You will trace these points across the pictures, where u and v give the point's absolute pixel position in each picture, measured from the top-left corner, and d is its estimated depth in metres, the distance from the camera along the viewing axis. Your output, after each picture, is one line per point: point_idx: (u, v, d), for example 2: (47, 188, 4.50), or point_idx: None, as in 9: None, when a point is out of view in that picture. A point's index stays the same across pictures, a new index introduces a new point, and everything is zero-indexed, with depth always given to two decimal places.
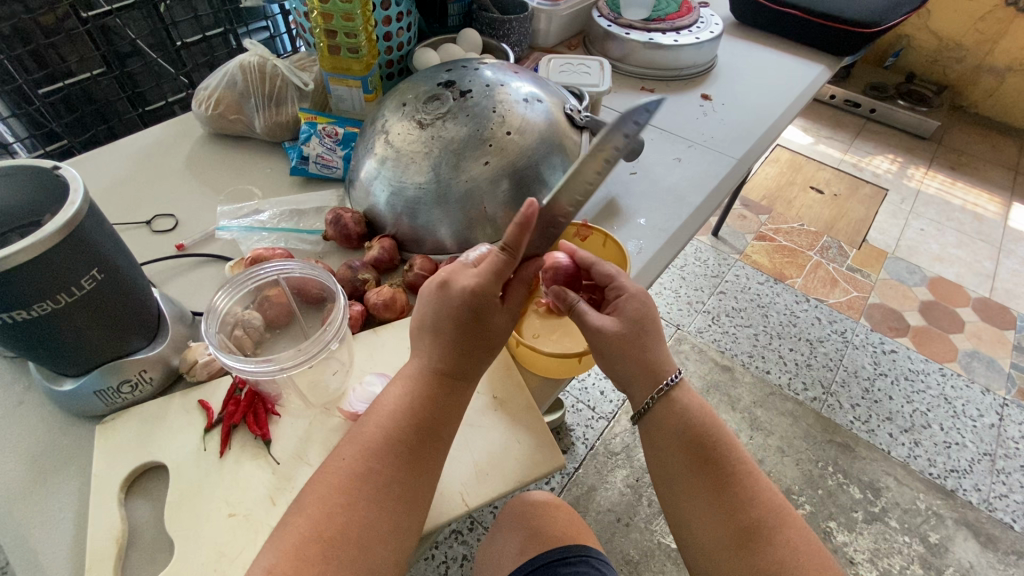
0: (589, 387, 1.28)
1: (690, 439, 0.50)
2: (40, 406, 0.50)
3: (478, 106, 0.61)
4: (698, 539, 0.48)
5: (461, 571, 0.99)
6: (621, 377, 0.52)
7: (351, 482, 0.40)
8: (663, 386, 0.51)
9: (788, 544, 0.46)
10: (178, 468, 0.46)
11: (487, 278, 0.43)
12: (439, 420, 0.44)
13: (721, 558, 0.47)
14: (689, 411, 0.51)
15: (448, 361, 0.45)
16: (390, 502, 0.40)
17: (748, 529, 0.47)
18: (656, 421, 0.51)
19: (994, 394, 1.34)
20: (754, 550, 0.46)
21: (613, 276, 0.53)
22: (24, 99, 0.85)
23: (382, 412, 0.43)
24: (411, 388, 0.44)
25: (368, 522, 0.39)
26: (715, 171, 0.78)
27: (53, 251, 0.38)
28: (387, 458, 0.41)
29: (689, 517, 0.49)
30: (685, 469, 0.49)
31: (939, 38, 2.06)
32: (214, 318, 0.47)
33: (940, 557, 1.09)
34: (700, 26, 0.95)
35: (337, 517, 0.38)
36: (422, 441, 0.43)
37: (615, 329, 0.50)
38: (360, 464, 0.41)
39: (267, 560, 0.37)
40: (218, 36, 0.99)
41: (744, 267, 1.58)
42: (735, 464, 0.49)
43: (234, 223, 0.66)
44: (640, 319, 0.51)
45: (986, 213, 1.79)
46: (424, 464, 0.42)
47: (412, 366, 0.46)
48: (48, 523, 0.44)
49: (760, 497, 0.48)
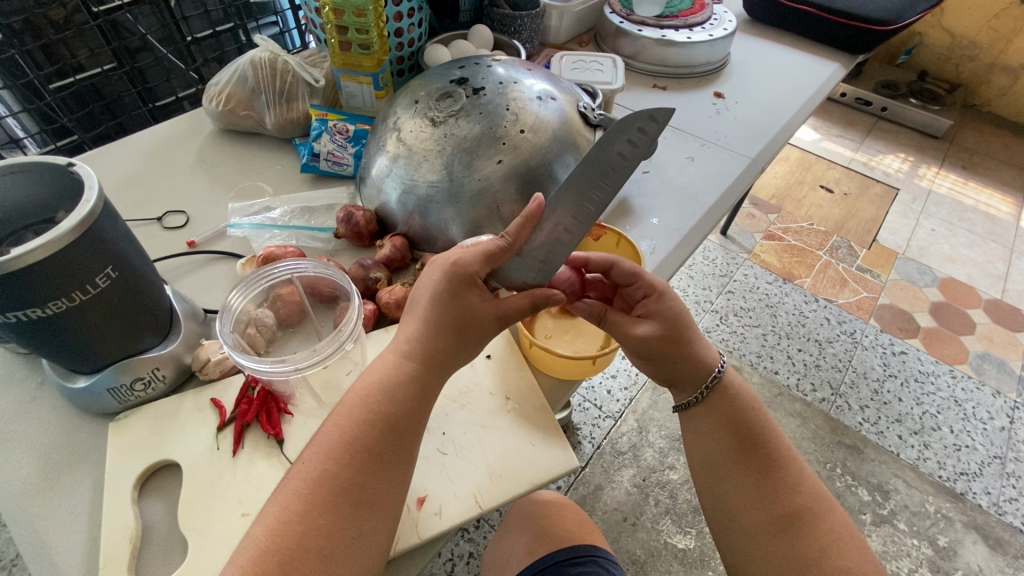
0: (596, 386, 1.28)
1: (737, 425, 0.50)
2: (53, 403, 0.50)
3: (491, 104, 0.60)
4: (739, 527, 0.48)
5: (468, 568, 1.00)
6: (670, 373, 0.51)
7: (309, 489, 0.38)
8: (713, 375, 0.51)
9: (831, 533, 0.46)
10: (191, 467, 0.46)
11: (477, 262, 0.45)
12: (402, 423, 0.42)
13: (763, 546, 0.47)
14: (738, 399, 0.51)
15: (413, 364, 0.43)
16: (350, 509, 0.39)
17: (791, 517, 0.47)
18: (706, 410, 0.51)
19: (1004, 396, 1.33)
20: (798, 539, 0.46)
21: (636, 273, 0.52)
22: (35, 94, 0.85)
23: (341, 414, 0.42)
24: (374, 390, 0.42)
25: (327, 532, 0.37)
26: (728, 170, 0.77)
27: (68, 250, 0.38)
28: (347, 463, 0.39)
29: (732, 503, 0.49)
30: (731, 456, 0.49)
31: (952, 35, 2.03)
32: (228, 318, 0.47)
33: (949, 560, 1.08)
34: (713, 23, 0.94)
35: (294, 526, 0.37)
36: (383, 446, 0.41)
37: (656, 331, 0.49)
38: (319, 470, 0.39)
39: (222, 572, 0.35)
40: (228, 31, 0.98)
41: (753, 266, 1.57)
42: (781, 454, 0.49)
43: (245, 220, 0.66)
44: (677, 314, 0.50)
45: (998, 214, 1.77)
46: (385, 471, 0.41)
47: (373, 367, 0.44)
48: (61, 520, 0.44)
49: (805, 487, 0.49)
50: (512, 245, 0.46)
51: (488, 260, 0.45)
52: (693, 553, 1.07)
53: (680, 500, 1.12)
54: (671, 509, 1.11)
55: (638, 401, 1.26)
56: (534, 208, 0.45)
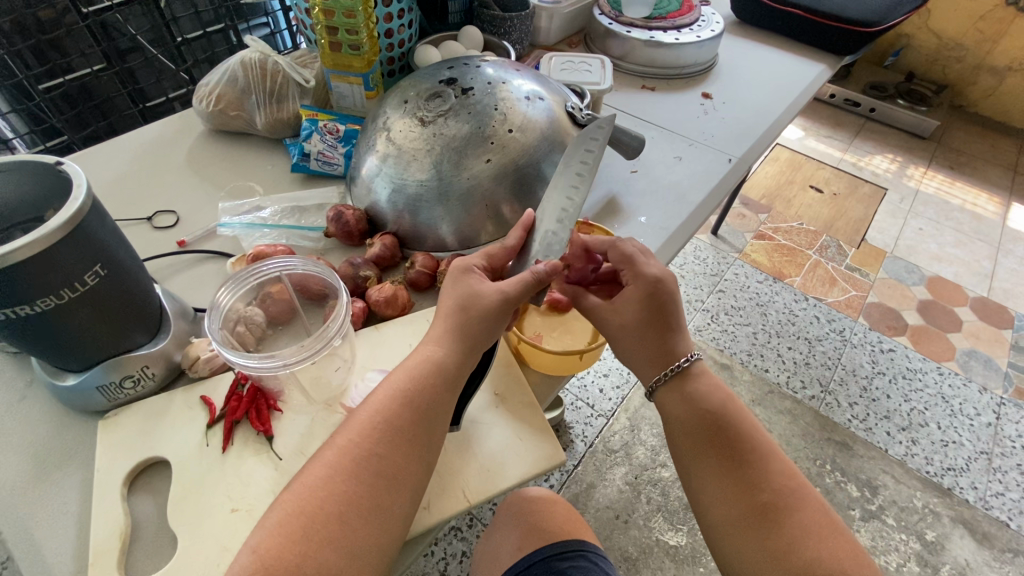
0: (588, 384, 1.29)
1: (705, 416, 0.50)
2: (41, 402, 0.50)
3: (479, 103, 0.61)
4: (712, 519, 0.48)
5: (461, 567, 1.00)
6: (635, 360, 0.54)
7: (337, 456, 0.41)
8: (674, 365, 0.52)
9: (802, 524, 0.45)
10: (181, 464, 0.46)
11: (477, 258, 0.52)
12: (428, 399, 0.44)
13: (733, 538, 0.46)
14: (703, 388, 0.51)
15: (444, 347, 0.46)
16: (375, 478, 0.41)
17: (762, 509, 0.46)
18: (670, 399, 0.52)
19: (991, 392, 1.35)
20: (768, 529, 0.45)
21: (626, 259, 0.54)
22: (25, 94, 0.85)
23: (375, 396, 0.44)
24: (405, 369, 0.45)
25: (352, 494, 0.40)
26: (716, 169, 0.78)
27: (55, 247, 0.38)
28: (371, 434, 0.42)
29: (703, 496, 0.49)
30: (700, 447, 0.49)
31: (939, 37, 2.05)
32: (217, 315, 0.47)
33: (937, 555, 1.09)
34: (701, 25, 0.95)
35: (320, 490, 0.39)
36: (408, 420, 0.43)
37: (618, 320, 0.53)
38: (347, 440, 0.42)
39: (252, 534, 0.38)
40: (219, 32, 0.98)
41: (743, 266, 1.59)
42: (749, 444, 0.49)
43: (236, 220, 0.66)
44: (645, 305, 0.52)
45: (985, 213, 1.79)
46: (411, 444, 0.43)
47: (412, 355, 0.47)
48: (49, 519, 0.44)
49: (776, 477, 0.48)
50: (507, 246, 0.53)
51: (487, 258, 0.52)
52: (684, 549, 1.07)
53: (671, 497, 1.13)
54: (662, 506, 1.12)
55: (629, 400, 1.27)
56: (528, 219, 0.54)
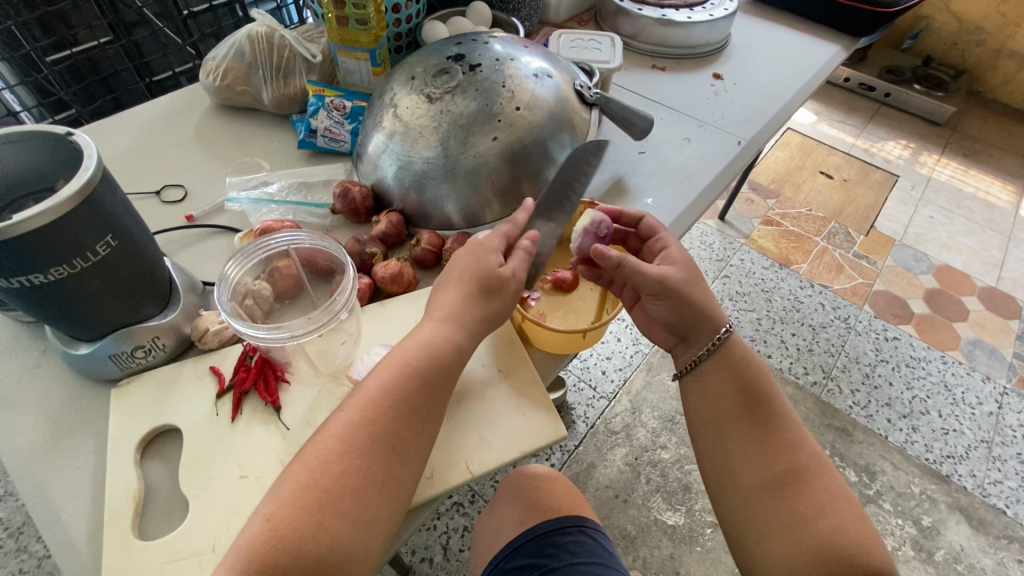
0: (591, 366, 1.30)
1: (743, 386, 0.52)
2: (55, 369, 0.51)
3: (487, 80, 0.60)
4: (737, 482, 0.50)
5: (462, 541, 1.02)
6: (684, 324, 0.54)
7: (348, 431, 0.42)
8: (720, 335, 0.54)
9: (826, 492, 0.48)
10: (191, 431, 0.47)
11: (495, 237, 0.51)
12: (437, 377, 0.45)
13: (761, 501, 0.48)
14: (745, 359, 0.53)
15: (451, 326, 0.47)
16: (386, 454, 0.42)
17: (791, 475, 0.49)
18: (712, 368, 0.53)
19: (994, 382, 1.35)
20: (796, 494, 0.48)
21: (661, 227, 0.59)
22: (32, 66, 0.85)
23: (381, 368, 0.45)
24: (413, 347, 0.46)
25: (363, 470, 0.41)
26: (724, 151, 0.78)
27: (68, 216, 0.39)
28: (382, 411, 0.43)
29: (733, 461, 0.50)
30: (737, 414, 0.51)
31: (960, 20, 2.00)
32: (225, 288, 0.48)
33: (932, 539, 1.10)
34: (714, 3, 0.93)
35: (332, 464, 0.40)
36: (417, 397, 0.44)
37: (677, 275, 0.53)
38: (358, 415, 0.43)
39: (266, 505, 0.39)
40: (225, 6, 0.98)
41: (749, 251, 1.58)
42: (781, 416, 0.51)
43: (243, 195, 0.66)
44: (690, 263, 0.55)
45: (997, 202, 1.77)
46: (417, 420, 0.44)
47: (418, 331, 0.48)
48: (65, 481, 0.46)
49: (804, 448, 0.50)
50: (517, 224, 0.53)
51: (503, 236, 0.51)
52: (682, 529, 1.09)
53: (671, 478, 1.15)
54: (661, 487, 1.14)
55: (631, 382, 1.28)
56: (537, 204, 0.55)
